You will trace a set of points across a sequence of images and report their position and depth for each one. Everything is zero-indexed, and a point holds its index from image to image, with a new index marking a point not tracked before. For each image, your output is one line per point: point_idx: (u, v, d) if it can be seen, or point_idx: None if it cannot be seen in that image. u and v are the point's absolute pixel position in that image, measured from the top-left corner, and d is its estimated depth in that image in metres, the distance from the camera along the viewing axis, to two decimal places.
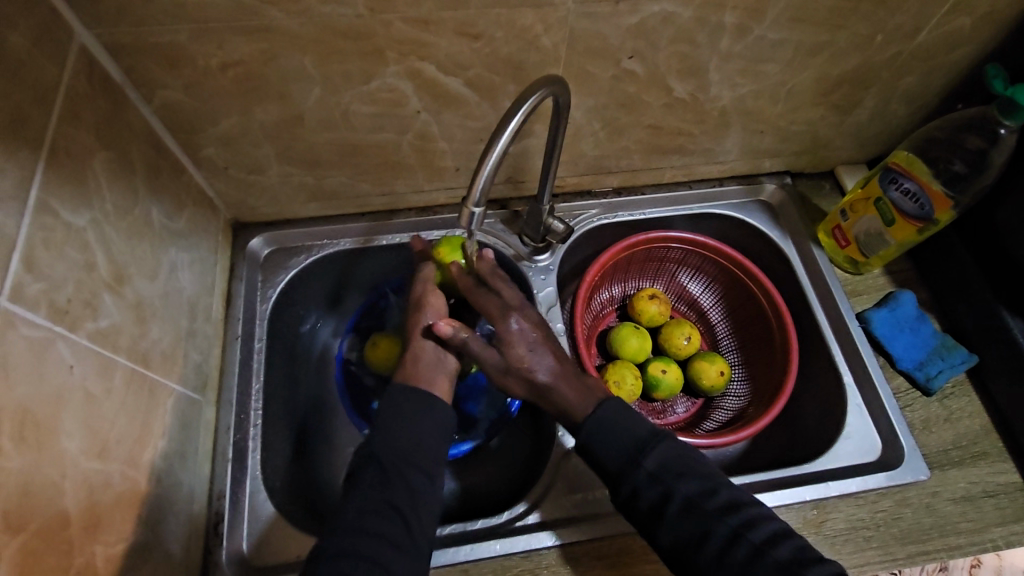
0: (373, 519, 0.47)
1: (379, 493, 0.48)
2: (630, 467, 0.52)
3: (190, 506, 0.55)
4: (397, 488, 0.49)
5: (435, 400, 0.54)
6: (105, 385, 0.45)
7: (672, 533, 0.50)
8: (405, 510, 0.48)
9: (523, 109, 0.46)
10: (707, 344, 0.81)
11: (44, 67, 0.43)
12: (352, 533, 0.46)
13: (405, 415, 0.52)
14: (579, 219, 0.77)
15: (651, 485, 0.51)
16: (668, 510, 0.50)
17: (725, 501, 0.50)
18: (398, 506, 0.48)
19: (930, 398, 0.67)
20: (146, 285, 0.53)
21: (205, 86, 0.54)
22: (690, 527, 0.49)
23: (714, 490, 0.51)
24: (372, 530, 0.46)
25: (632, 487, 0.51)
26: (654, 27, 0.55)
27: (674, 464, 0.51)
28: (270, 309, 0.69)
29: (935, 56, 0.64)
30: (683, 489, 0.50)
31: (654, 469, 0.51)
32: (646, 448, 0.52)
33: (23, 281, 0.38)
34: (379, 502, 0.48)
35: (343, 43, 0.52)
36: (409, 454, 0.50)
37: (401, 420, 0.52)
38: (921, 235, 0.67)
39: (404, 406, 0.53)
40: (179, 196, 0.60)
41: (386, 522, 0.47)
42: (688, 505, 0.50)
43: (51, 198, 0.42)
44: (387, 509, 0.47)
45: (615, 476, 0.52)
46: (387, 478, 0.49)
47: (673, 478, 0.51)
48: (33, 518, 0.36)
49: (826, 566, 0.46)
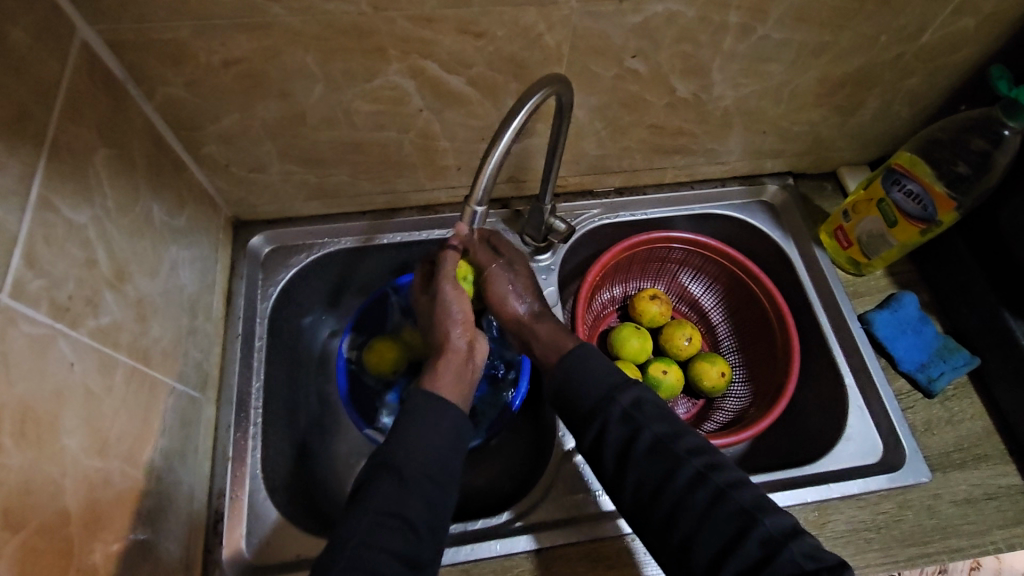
0: (385, 531, 0.46)
1: (391, 506, 0.47)
2: (603, 405, 0.53)
3: (189, 504, 0.55)
4: (412, 501, 0.48)
5: (455, 411, 0.53)
6: (105, 382, 0.45)
7: (638, 472, 0.50)
8: (418, 523, 0.47)
9: (527, 107, 0.46)
10: (708, 344, 0.81)
11: (45, 63, 0.42)
12: (365, 545, 0.45)
13: (422, 427, 0.51)
14: (580, 219, 0.76)
15: (622, 424, 0.52)
16: (636, 449, 0.50)
17: (694, 444, 0.51)
18: (410, 517, 0.47)
19: (932, 400, 0.66)
20: (147, 282, 0.53)
21: (207, 84, 0.54)
22: (658, 466, 0.50)
23: (682, 434, 0.51)
24: (384, 544, 0.45)
25: (602, 423, 0.52)
26: (658, 26, 0.55)
27: (647, 407, 0.52)
28: (270, 307, 0.68)
29: (939, 57, 0.64)
30: (653, 429, 0.51)
31: (627, 407, 0.52)
32: (621, 388, 0.54)
33: (24, 277, 0.38)
34: (392, 514, 0.47)
35: (346, 40, 0.51)
36: (428, 467, 0.49)
37: (420, 433, 0.51)
38: (924, 237, 0.66)
39: (423, 419, 0.51)
40: (180, 193, 0.60)
41: (397, 535, 0.46)
42: (656, 444, 0.50)
43: (53, 195, 0.42)
44: (402, 523, 0.47)
45: (587, 416, 0.53)
46: (406, 489, 0.48)
47: (644, 418, 0.52)
48: (33, 517, 0.36)
49: (784, 519, 0.47)
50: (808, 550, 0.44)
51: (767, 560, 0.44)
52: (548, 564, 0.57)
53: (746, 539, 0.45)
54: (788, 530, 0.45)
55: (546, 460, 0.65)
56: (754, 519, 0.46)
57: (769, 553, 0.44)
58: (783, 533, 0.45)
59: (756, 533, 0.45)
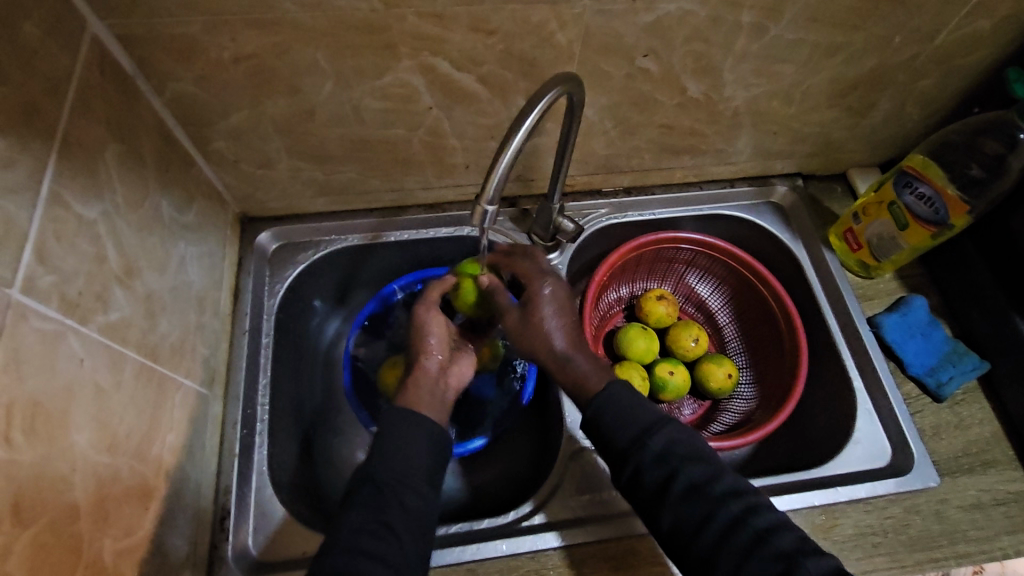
0: (367, 538, 0.45)
1: (372, 514, 0.47)
2: (636, 447, 0.52)
3: (196, 500, 0.55)
4: (389, 507, 0.47)
5: (428, 421, 0.52)
6: (115, 379, 0.45)
7: (675, 515, 0.49)
8: (400, 530, 0.47)
9: (538, 107, 0.45)
10: (715, 346, 0.80)
11: (55, 57, 0.42)
12: (348, 552, 0.45)
13: (396, 434, 0.51)
14: (588, 218, 0.76)
15: (656, 465, 0.51)
16: (671, 492, 0.49)
17: (731, 486, 0.50)
18: (391, 525, 0.47)
19: (940, 404, 0.66)
20: (156, 278, 0.52)
21: (215, 80, 0.54)
22: (693, 509, 0.49)
23: (718, 475, 0.50)
24: (367, 551, 0.45)
25: (637, 465, 0.51)
26: (671, 25, 0.54)
27: (680, 447, 0.51)
28: (277, 304, 0.68)
29: (954, 58, 0.63)
30: (688, 471, 0.50)
31: (660, 450, 0.51)
32: (654, 430, 0.52)
33: (34, 273, 0.38)
34: (372, 525, 0.46)
35: (357, 37, 0.51)
36: (404, 474, 0.49)
37: (394, 443, 0.50)
38: (936, 240, 0.66)
39: (400, 425, 0.51)
40: (188, 189, 0.60)
41: (379, 541, 0.46)
42: (692, 486, 0.49)
43: (63, 189, 0.41)
44: (381, 529, 0.46)
45: (621, 455, 0.52)
46: (382, 498, 0.48)
47: (678, 460, 0.50)
48: (43, 513, 0.36)
49: (804, 544, 0.46)
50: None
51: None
52: (553, 565, 0.57)
53: None
54: (829, 570, 0.45)
55: (552, 460, 0.64)
56: (796, 561, 0.45)
57: None
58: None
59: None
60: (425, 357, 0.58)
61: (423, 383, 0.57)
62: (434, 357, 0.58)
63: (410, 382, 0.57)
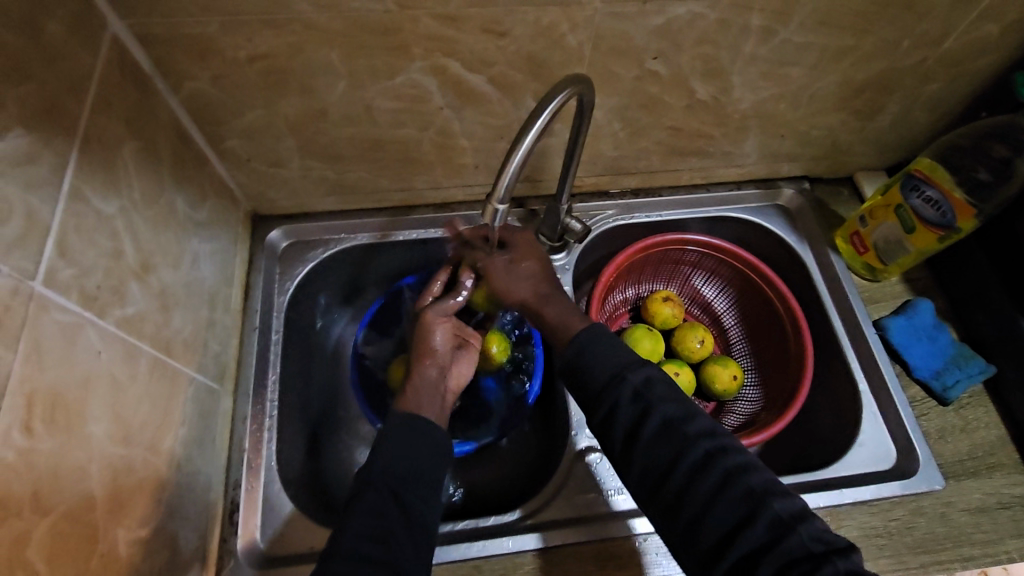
0: (370, 542, 0.44)
1: (374, 519, 0.46)
2: (613, 384, 0.51)
3: (206, 494, 0.56)
4: (393, 514, 0.47)
5: (430, 428, 0.52)
6: (130, 371, 0.45)
7: (647, 454, 0.48)
8: (401, 535, 0.46)
9: (549, 108, 0.46)
10: (720, 347, 0.80)
11: (77, 55, 0.43)
12: (351, 556, 0.43)
13: (401, 441, 0.51)
14: (595, 219, 0.77)
15: (631, 404, 0.50)
16: (644, 430, 0.48)
17: (705, 426, 0.48)
18: (394, 531, 0.46)
19: (946, 407, 0.66)
20: (170, 274, 0.53)
21: (230, 79, 0.54)
22: (665, 448, 0.48)
23: (693, 415, 0.49)
24: (369, 555, 0.43)
25: (612, 404, 0.50)
26: (680, 28, 0.55)
27: (658, 387, 0.51)
28: (287, 301, 0.69)
29: (961, 63, 0.63)
30: (663, 410, 0.49)
31: (637, 386, 0.51)
32: (632, 368, 0.52)
33: (55, 266, 0.39)
34: (373, 529, 0.45)
35: (371, 38, 0.52)
36: (409, 481, 0.49)
37: (399, 450, 0.50)
38: (942, 243, 0.66)
39: (403, 433, 0.51)
40: (202, 187, 0.60)
41: (381, 547, 0.45)
42: (666, 425, 0.48)
43: (83, 185, 0.42)
44: (385, 535, 0.45)
45: (597, 395, 0.52)
46: (385, 503, 0.47)
47: (653, 399, 0.50)
48: (61, 501, 0.37)
49: None
50: (817, 532, 0.42)
51: (774, 543, 0.42)
52: (559, 562, 0.57)
53: (755, 520, 0.43)
54: (798, 513, 0.43)
55: (557, 460, 0.65)
56: (765, 501, 0.44)
57: (781, 531, 0.42)
58: (793, 515, 0.43)
59: (765, 513, 0.43)
60: (424, 363, 0.59)
61: (423, 387, 0.57)
62: (434, 363, 0.59)
63: (409, 386, 0.57)
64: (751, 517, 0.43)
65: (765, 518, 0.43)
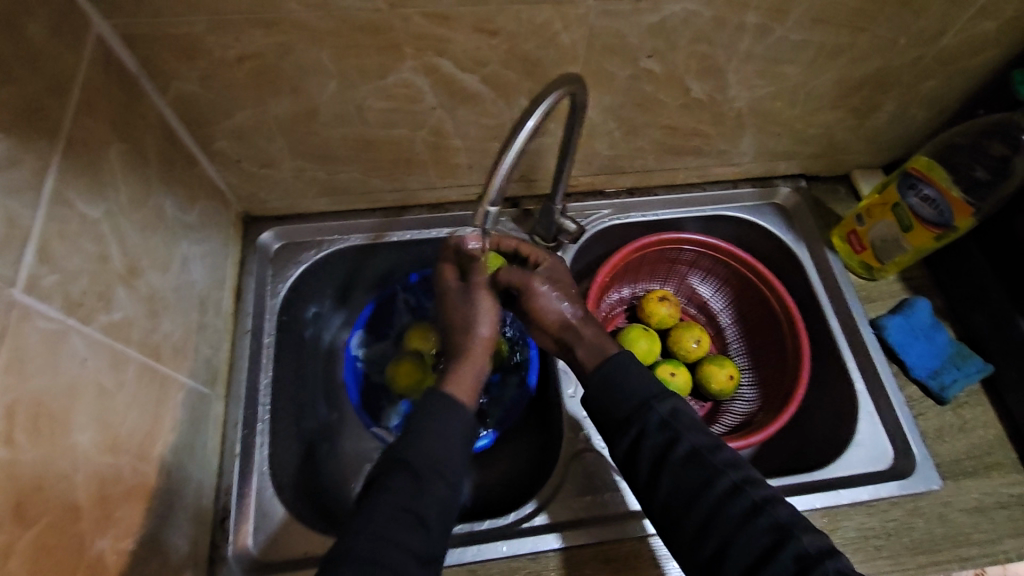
0: (395, 527, 0.43)
1: (404, 501, 0.45)
2: (641, 411, 0.51)
3: (198, 499, 0.55)
4: (423, 495, 0.45)
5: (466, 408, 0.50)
6: (117, 378, 0.45)
7: (672, 482, 0.49)
8: (432, 520, 0.45)
9: (541, 108, 0.45)
10: (716, 347, 0.80)
11: (59, 56, 0.42)
12: (374, 539, 0.43)
13: (432, 420, 0.49)
14: (590, 219, 0.76)
15: (659, 432, 0.50)
16: (671, 459, 0.49)
17: (730, 458, 0.50)
18: (422, 516, 0.45)
19: (943, 407, 0.66)
20: (159, 277, 0.53)
21: (218, 79, 0.53)
22: (692, 479, 0.49)
23: (718, 446, 0.50)
24: (394, 539, 0.43)
25: (639, 431, 0.51)
26: (675, 26, 0.54)
27: (684, 416, 0.51)
28: (279, 304, 0.68)
29: (959, 60, 0.63)
30: (691, 438, 0.50)
31: (664, 415, 0.51)
32: (659, 397, 0.52)
33: (38, 272, 0.38)
34: (402, 513, 0.44)
35: (362, 37, 0.51)
36: (440, 462, 0.47)
37: (429, 429, 0.48)
38: (939, 241, 0.66)
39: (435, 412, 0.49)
40: (191, 188, 0.60)
41: (409, 532, 0.44)
42: (694, 453, 0.49)
43: (66, 189, 0.41)
44: (411, 518, 0.44)
45: (623, 422, 0.51)
46: (418, 483, 0.46)
47: (681, 427, 0.50)
48: (45, 512, 0.36)
49: None
50: (843, 568, 0.43)
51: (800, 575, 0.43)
52: (555, 565, 0.57)
53: (780, 552, 0.44)
54: (823, 547, 0.45)
55: (553, 463, 0.64)
56: (789, 532, 0.45)
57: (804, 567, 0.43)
58: (818, 550, 0.44)
59: (791, 547, 0.44)
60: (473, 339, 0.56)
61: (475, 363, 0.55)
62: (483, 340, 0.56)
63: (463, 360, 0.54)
64: (775, 548, 0.45)
65: (790, 550, 0.44)
